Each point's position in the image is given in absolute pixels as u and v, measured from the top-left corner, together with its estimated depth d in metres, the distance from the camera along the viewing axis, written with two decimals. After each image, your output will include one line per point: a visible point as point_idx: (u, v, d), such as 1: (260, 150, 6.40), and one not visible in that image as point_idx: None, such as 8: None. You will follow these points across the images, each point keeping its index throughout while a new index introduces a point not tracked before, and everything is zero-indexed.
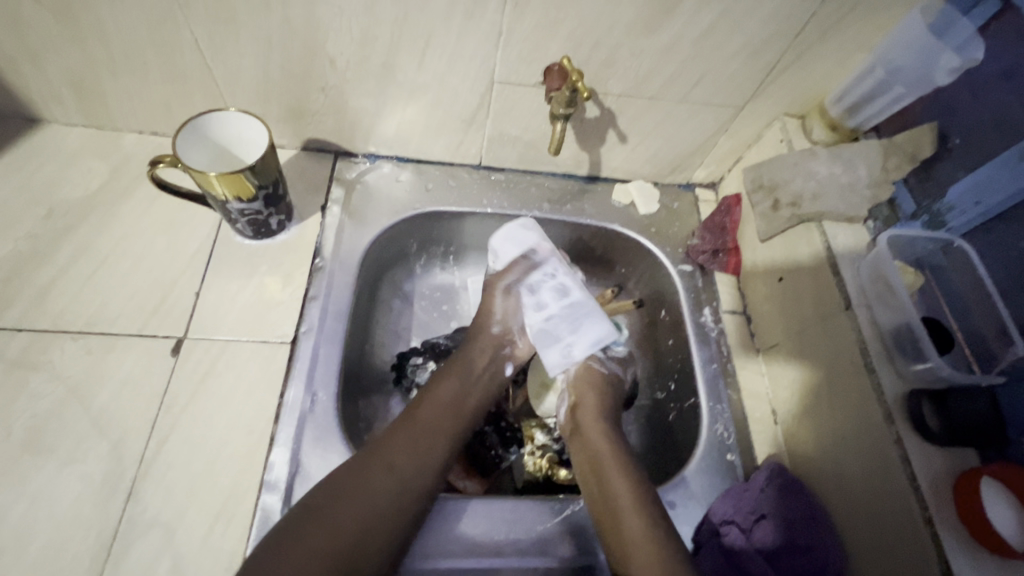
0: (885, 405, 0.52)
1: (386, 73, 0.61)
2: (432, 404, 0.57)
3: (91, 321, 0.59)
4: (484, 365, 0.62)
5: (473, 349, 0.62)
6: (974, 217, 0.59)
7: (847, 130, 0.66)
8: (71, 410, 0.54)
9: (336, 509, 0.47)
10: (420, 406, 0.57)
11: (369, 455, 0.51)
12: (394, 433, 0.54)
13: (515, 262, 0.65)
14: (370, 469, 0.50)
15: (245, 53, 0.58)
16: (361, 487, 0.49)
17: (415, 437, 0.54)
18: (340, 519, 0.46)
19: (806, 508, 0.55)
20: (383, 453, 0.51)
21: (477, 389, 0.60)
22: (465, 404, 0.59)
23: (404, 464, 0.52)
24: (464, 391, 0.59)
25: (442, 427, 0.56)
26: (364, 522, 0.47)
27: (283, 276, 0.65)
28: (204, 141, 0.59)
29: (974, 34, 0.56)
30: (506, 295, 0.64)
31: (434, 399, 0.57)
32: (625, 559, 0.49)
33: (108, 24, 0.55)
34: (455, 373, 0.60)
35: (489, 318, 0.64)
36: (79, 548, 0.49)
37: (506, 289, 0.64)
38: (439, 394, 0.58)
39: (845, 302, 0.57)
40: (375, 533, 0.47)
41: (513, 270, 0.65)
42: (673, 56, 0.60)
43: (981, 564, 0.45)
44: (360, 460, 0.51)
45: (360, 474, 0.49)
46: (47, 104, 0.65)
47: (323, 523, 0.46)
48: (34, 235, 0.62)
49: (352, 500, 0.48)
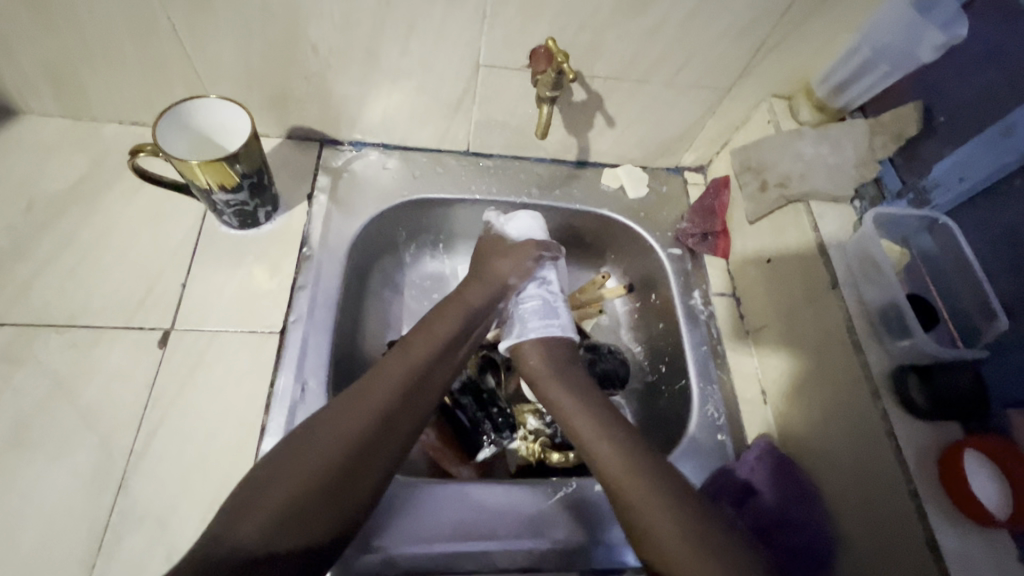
0: (873, 381, 0.52)
1: (370, 58, 0.60)
2: (421, 342, 0.57)
3: (75, 316, 0.58)
4: (476, 306, 0.62)
5: (470, 292, 0.63)
6: (959, 193, 0.58)
7: (834, 111, 0.67)
8: (57, 405, 0.54)
9: (322, 438, 0.47)
10: (414, 342, 0.57)
11: (361, 391, 0.51)
12: (385, 369, 0.53)
13: (550, 244, 0.69)
14: (359, 400, 0.50)
15: (225, 40, 0.57)
16: (346, 419, 0.48)
17: (407, 372, 0.53)
18: (329, 446, 0.46)
19: (796, 485, 0.57)
20: (374, 386, 0.51)
21: (463, 334, 0.60)
22: (454, 348, 0.58)
23: (394, 400, 0.51)
24: (454, 332, 0.59)
25: (431, 368, 0.55)
26: (353, 455, 0.47)
27: (270, 266, 0.64)
28: (185, 130, 0.58)
29: (958, 13, 0.56)
30: (535, 261, 0.67)
31: (424, 341, 0.57)
32: (646, 533, 0.48)
33: (83, 11, 0.53)
34: (444, 317, 0.60)
35: (511, 265, 0.65)
36: (71, 539, 0.48)
37: (540, 257, 0.67)
38: (428, 335, 0.58)
39: (832, 281, 0.57)
40: (360, 466, 0.47)
41: (552, 253, 0.68)
42: (659, 38, 0.59)
43: (966, 535, 0.46)
44: (349, 394, 0.51)
45: (348, 406, 0.50)
46: (22, 95, 0.64)
47: (310, 452, 0.46)
48: (14, 228, 0.61)
49: (339, 429, 0.48)
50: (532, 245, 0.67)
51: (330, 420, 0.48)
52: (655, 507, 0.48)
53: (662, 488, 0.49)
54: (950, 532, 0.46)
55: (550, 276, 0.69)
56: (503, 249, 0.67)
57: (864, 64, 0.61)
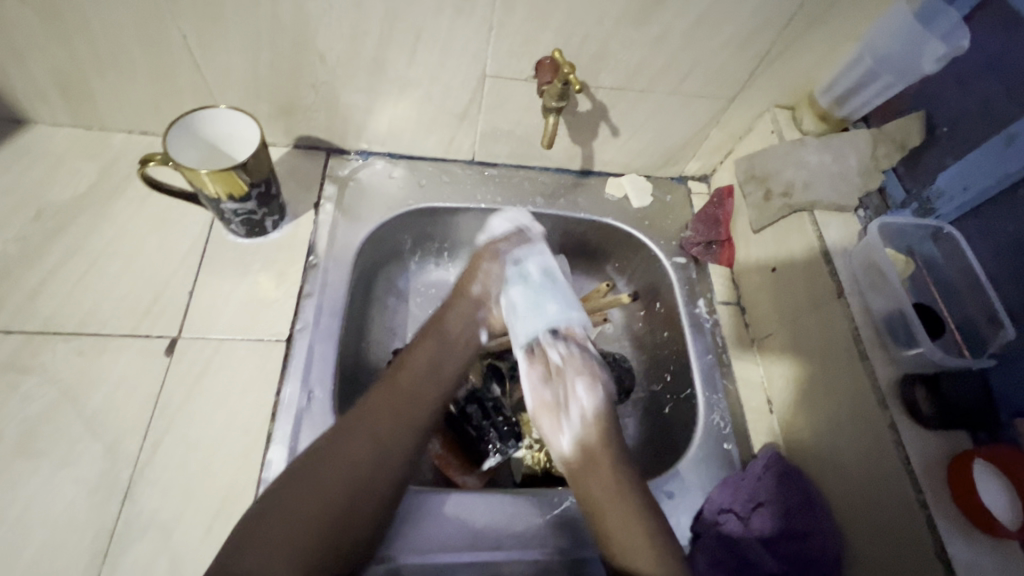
0: (879, 391, 0.52)
1: (377, 68, 0.61)
2: (409, 368, 0.57)
3: (83, 323, 0.58)
4: (458, 328, 0.61)
5: (452, 312, 0.62)
6: (965, 201, 0.58)
7: (836, 121, 0.67)
8: (64, 412, 0.54)
9: (316, 477, 0.47)
10: (404, 366, 0.57)
11: (354, 422, 0.51)
12: (374, 399, 0.53)
13: (510, 235, 0.68)
14: (351, 435, 0.50)
15: (235, 51, 0.58)
16: (338, 456, 0.49)
17: (395, 402, 0.53)
18: (323, 485, 0.47)
19: (804, 494, 0.56)
20: (364, 419, 0.51)
21: (453, 355, 0.60)
22: (443, 370, 0.58)
23: (384, 432, 0.51)
24: (442, 354, 0.59)
25: (421, 394, 0.55)
26: (347, 492, 0.47)
27: (276, 275, 0.65)
28: (194, 140, 0.59)
29: (959, 23, 0.56)
30: (492, 260, 0.65)
31: (413, 367, 0.57)
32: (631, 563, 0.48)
33: (96, 22, 0.54)
34: (432, 340, 0.59)
35: (472, 278, 0.65)
36: (77, 547, 0.48)
37: (496, 254, 0.66)
38: (417, 359, 0.57)
39: (838, 290, 0.57)
40: (357, 500, 0.48)
41: (510, 241, 0.67)
42: (663, 48, 0.60)
43: (977, 546, 0.46)
44: (340, 429, 0.51)
45: (340, 441, 0.50)
46: (33, 104, 0.64)
47: (306, 491, 0.46)
48: (24, 236, 0.62)
49: (333, 466, 0.48)
50: (488, 250, 0.66)
51: (324, 459, 0.48)
52: (637, 542, 0.48)
53: (643, 519, 0.50)
54: (960, 542, 0.46)
55: (529, 265, 0.65)
56: (469, 264, 0.67)
57: (866, 74, 0.62)
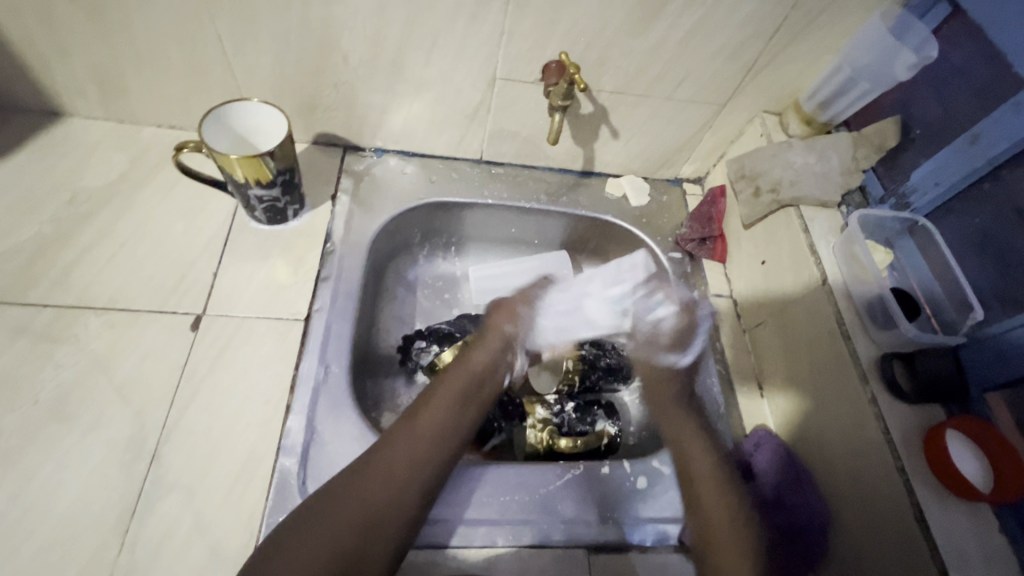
0: (861, 367, 0.56)
1: (395, 70, 0.66)
2: (427, 410, 0.56)
3: (113, 299, 0.61)
4: (484, 361, 0.63)
5: (480, 346, 0.64)
6: (935, 197, 0.63)
7: (820, 125, 0.72)
8: (95, 380, 0.57)
9: (333, 514, 0.47)
10: (423, 409, 0.57)
11: (371, 460, 0.51)
12: (394, 439, 0.53)
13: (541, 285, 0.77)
14: (369, 473, 0.50)
15: (265, 50, 0.62)
16: (353, 493, 0.48)
17: (414, 445, 0.53)
18: (334, 531, 0.46)
19: (793, 468, 0.60)
20: (383, 456, 0.51)
21: (480, 390, 0.61)
22: (462, 413, 0.58)
23: (406, 470, 0.51)
24: (464, 396, 0.59)
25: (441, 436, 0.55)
26: (361, 530, 0.47)
27: (294, 260, 0.68)
28: (224, 130, 0.63)
29: (928, 37, 0.62)
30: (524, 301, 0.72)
31: (431, 409, 0.56)
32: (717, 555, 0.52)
33: (138, 21, 0.59)
34: (453, 378, 0.60)
35: (506, 318, 0.69)
36: (107, 504, 0.51)
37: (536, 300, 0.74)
38: (437, 401, 0.57)
39: (822, 278, 0.62)
40: (371, 540, 0.47)
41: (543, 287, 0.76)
42: (660, 56, 0.65)
43: (949, 508, 0.50)
44: (359, 466, 0.51)
45: (357, 478, 0.49)
46: (70, 98, 0.69)
47: (322, 531, 0.46)
48: (58, 218, 0.65)
49: (350, 502, 0.48)
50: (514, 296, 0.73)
51: (342, 494, 0.48)
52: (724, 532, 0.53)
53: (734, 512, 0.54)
54: (936, 509, 0.49)
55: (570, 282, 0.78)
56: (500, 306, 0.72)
57: (846, 82, 0.67)
